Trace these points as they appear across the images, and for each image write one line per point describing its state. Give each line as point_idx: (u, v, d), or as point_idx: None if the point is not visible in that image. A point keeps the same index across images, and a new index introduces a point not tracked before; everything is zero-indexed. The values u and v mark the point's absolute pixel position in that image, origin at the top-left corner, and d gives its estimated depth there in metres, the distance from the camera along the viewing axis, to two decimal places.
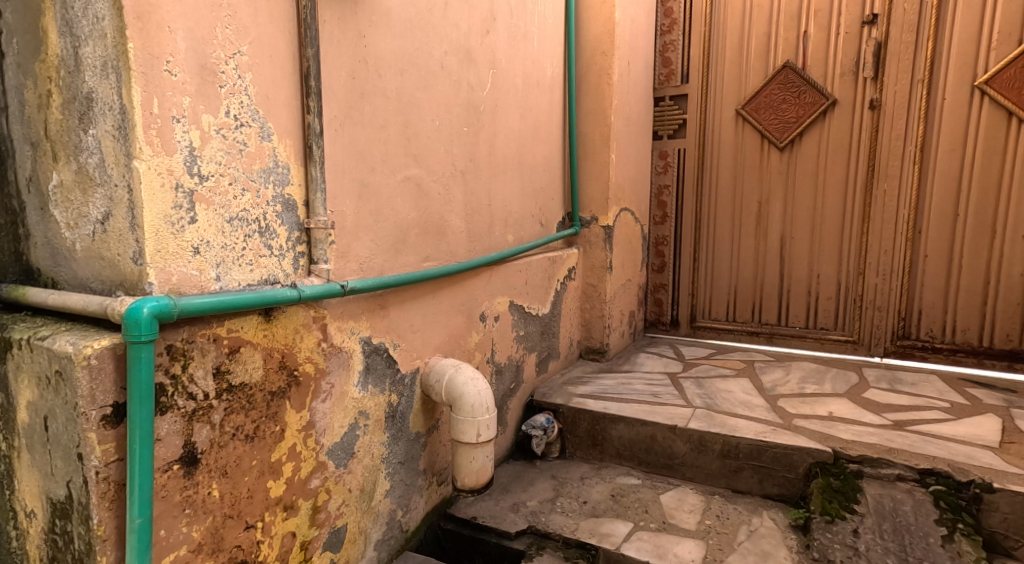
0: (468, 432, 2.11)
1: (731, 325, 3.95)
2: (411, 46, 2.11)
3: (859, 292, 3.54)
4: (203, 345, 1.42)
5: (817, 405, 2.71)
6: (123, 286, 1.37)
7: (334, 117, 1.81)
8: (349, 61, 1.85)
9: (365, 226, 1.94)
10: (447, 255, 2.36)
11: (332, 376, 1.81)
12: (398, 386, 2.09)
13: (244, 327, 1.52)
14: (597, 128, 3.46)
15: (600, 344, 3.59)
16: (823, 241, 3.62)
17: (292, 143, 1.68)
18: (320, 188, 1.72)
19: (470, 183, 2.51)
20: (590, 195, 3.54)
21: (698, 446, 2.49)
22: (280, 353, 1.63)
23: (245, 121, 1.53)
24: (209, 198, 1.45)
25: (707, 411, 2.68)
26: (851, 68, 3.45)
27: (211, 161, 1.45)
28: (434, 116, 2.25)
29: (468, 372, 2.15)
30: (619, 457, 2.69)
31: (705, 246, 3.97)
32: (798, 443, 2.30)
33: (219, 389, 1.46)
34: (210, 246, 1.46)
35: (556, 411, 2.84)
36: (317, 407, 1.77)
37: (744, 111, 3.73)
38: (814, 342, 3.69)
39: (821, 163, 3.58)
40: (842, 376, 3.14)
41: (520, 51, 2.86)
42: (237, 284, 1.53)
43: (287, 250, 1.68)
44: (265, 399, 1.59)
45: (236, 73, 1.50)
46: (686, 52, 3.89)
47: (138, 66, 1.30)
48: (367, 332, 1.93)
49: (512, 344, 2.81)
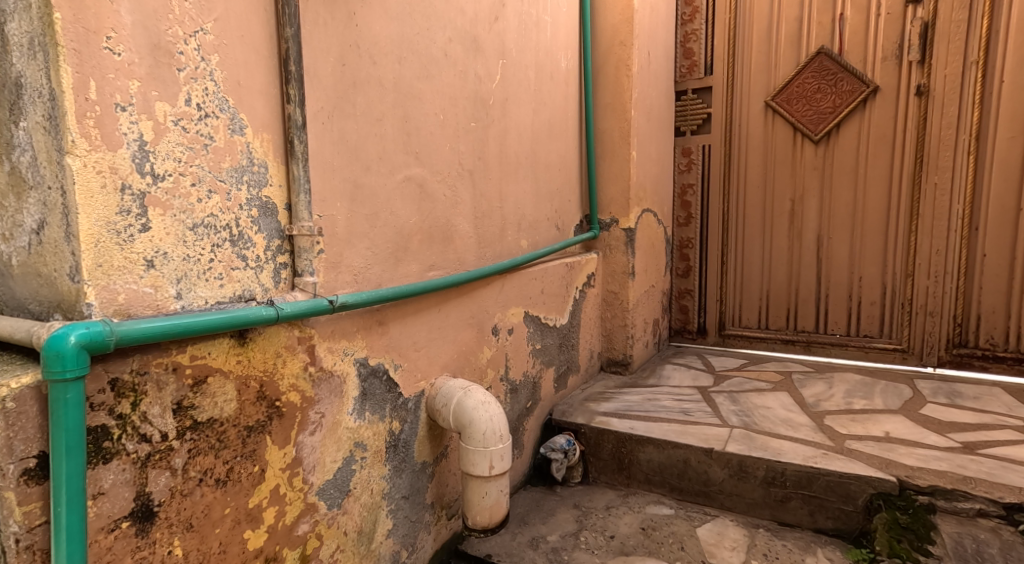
0: (479, 464, 1.87)
1: (764, 333, 3.67)
2: (410, 32, 1.88)
3: (907, 296, 3.26)
4: (159, 377, 1.19)
5: (870, 424, 2.43)
6: (61, 308, 1.14)
7: (320, 108, 1.58)
8: (337, 46, 1.63)
9: (360, 232, 1.71)
10: (455, 263, 2.12)
11: (322, 405, 1.58)
12: (401, 411, 1.85)
13: (213, 353, 1.29)
14: (616, 123, 3.22)
15: (623, 355, 3.33)
16: (866, 240, 3.34)
17: (269, 138, 1.45)
18: (304, 189, 1.49)
19: (479, 183, 2.27)
20: (610, 196, 3.29)
21: (738, 472, 2.23)
22: (258, 382, 1.40)
23: (210, 111, 1.31)
24: (167, 201, 1.23)
25: (746, 432, 2.42)
26: (893, 51, 3.18)
27: (168, 158, 1.23)
28: (438, 109, 2.02)
29: (479, 395, 1.90)
30: (649, 484, 2.43)
31: (734, 249, 3.71)
32: (855, 471, 2.04)
33: (180, 428, 1.23)
34: (167, 258, 1.23)
35: (577, 431, 2.59)
36: (305, 441, 1.53)
37: (775, 103, 3.48)
38: (857, 352, 3.41)
39: (861, 156, 3.31)
40: (893, 389, 2.86)
41: (532, 41, 2.62)
42: (204, 301, 1.30)
43: (265, 261, 1.45)
44: (240, 437, 1.36)
45: (199, 54, 1.28)
46: (710, 42, 3.64)
47: (68, 42, 1.07)
48: (363, 353, 1.70)
49: (529, 359, 2.56)
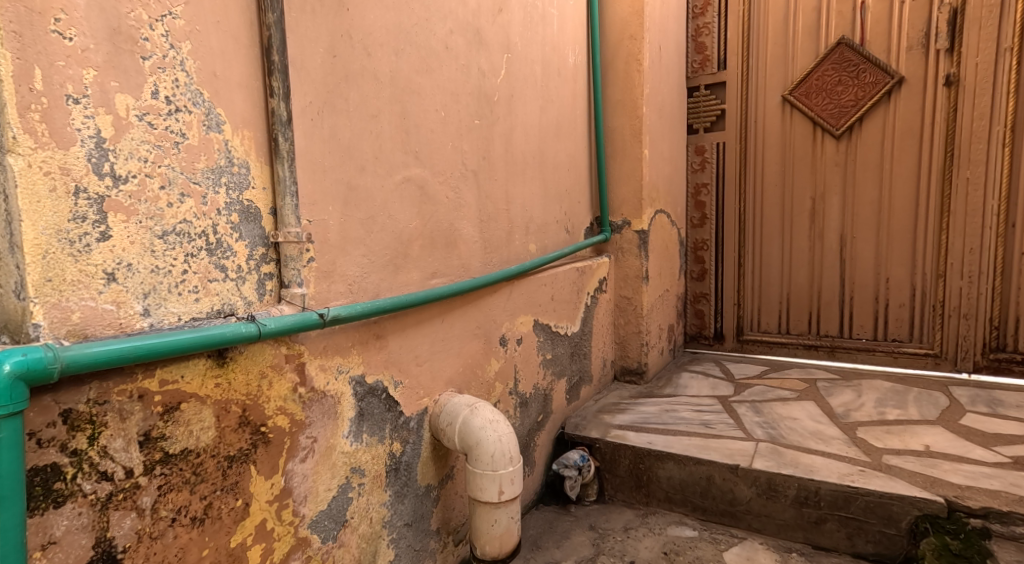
0: (488, 489, 1.72)
1: (785, 338, 3.50)
2: (408, 22, 1.74)
3: (939, 298, 3.09)
4: (122, 406, 1.05)
5: (908, 437, 2.28)
6: (6, 330, 0.99)
7: (309, 103, 1.44)
8: (327, 36, 1.48)
9: (355, 239, 1.57)
10: (460, 270, 1.97)
11: (314, 429, 1.43)
12: (402, 432, 1.71)
13: (186, 376, 1.15)
14: (628, 120, 3.06)
15: (637, 364, 3.17)
16: (892, 239, 3.18)
17: (251, 135, 1.32)
18: (290, 192, 1.36)
19: (484, 184, 2.13)
20: (621, 197, 3.14)
21: (767, 492, 2.07)
22: (241, 406, 1.25)
23: (181, 105, 1.17)
24: (131, 206, 1.09)
25: (773, 446, 2.26)
26: (920, 40, 3.03)
27: (132, 157, 1.09)
28: (439, 105, 1.88)
29: (486, 413, 1.76)
30: (670, 503, 2.27)
31: (752, 250, 3.55)
32: (897, 491, 1.88)
33: (149, 463, 1.09)
34: (131, 270, 1.09)
35: (591, 446, 2.43)
36: (295, 469, 1.38)
37: (792, 97, 3.33)
38: (885, 357, 3.24)
39: (886, 151, 3.15)
40: (927, 398, 2.70)
41: (538, 34, 2.48)
42: (176, 318, 1.16)
43: (248, 271, 1.31)
44: (220, 468, 1.22)
45: (167, 41, 1.14)
46: (723, 35, 3.50)
47: (8, 23, 0.94)
48: (359, 370, 1.55)
49: (539, 370, 2.41)
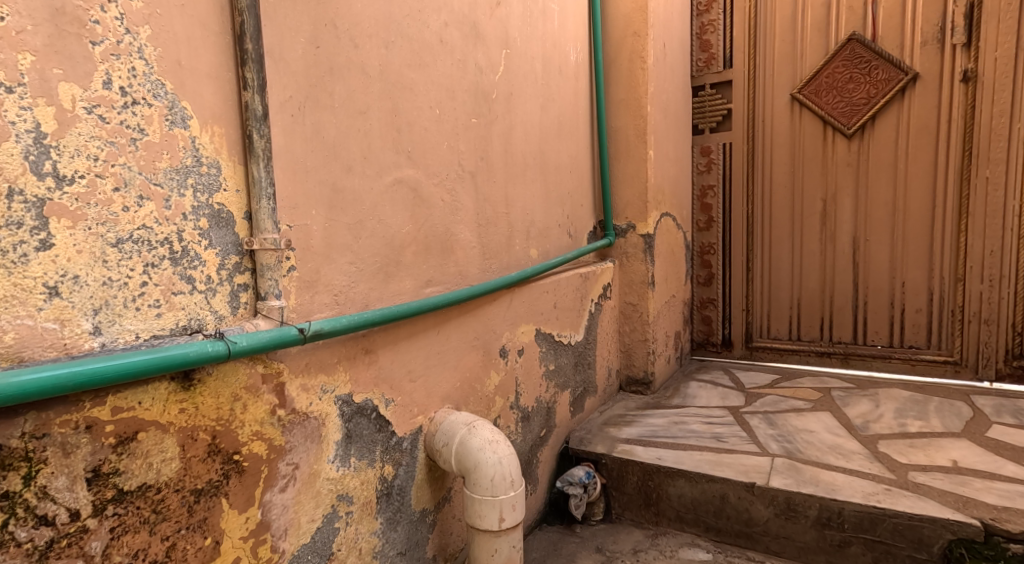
0: (487, 516, 1.58)
1: (796, 345, 3.37)
2: (399, 12, 1.62)
3: (958, 303, 2.96)
4: (65, 438, 0.92)
5: (934, 451, 2.14)
6: None
7: (289, 98, 1.32)
8: (309, 24, 1.36)
9: (342, 244, 1.44)
10: (456, 277, 1.84)
11: (296, 454, 1.29)
12: (394, 453, 1.57)
13: (145, 402, 1.02)
14: (631, 120, 2.94)
15: (644, 374, 3.04)
16: (908, 243, 3.05)
17: (223, 132, 1.19)
18: (267, 195, 1.23)
19: (482, 187, 2.00)
20: (625, 199, 3.01)
21: (786, 512, 1.94)
22: (210, 433, 1.12)
23: (138, 97, 1.05)
24: (78, 211, 0.97)
25: (791, 461, 2.13)
26: (935, 34, 2.91)
27: (79, 155, 0.97)
28: (433, 102, 1.75)
29: (485, 433, 1.63)
30: (681, 522, 2.14)
31: (761, 254, 3.42)
32: (928, 513, 1.75)
33: (99, 503, 0.96)
34: (78, 283, 0.96)
35: (597, 462, 2.30)
36: (274, 500, 1.25)
37: (802, 95, 3.20)
38: (902, 365, 3.11)
39: (900, 150, 3.03)
40: (949, 408, 2.56)
41: (539, 30, 2.36)
42: (133, 336, 1.04)
43: (219, 282, 1.18)
44: (185, 504, 1.09)
45: (122, 25, 1.02)
46: (729, 33, 3.38)
47: None
48: (346, 389, 1.42)
49: (541, 382, 2.28)
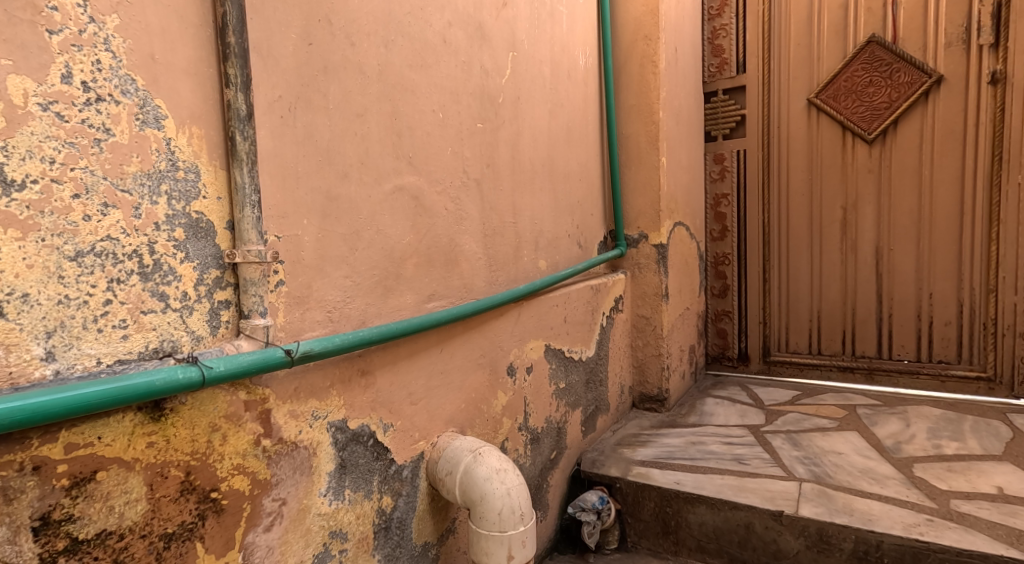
0: (495, 554, 1.45)
1: (816, 359, 3.23)
2: (399, 10, 1.51)
3: (991, 316, 2.82)
4: (8, 482, 0.82)
5: (975, 476, 2.00)
6: None
7: (278, 97, 1.20)
8: (301, 19, 1.25)
9: (336, 256, 1.32)
10: (460, 291, 1.72)
11: (283, 488, 1.17)
12: (394, 483, 1.45)
13: (106, 437, 0.91)
14: (642, 126, 2.82)
15: (658, 390, 2.90)
16: (935, 252, 2.91)
17: (203, 133, 1.08)
18: (252, 204, 1.12)
19: (489, 195, 1.88)
20: (637, 208, 2.89)
21: (818, 544, 1.79)
22: (183, 469, 1.00)
23: (102, 91, 0.94)
24: (28, 220, 0.86)
25: (820, 486, 1.98)
26: (960, 35, 2.78)
27: (31, 157, 0.86)
28: (436, 105, 1.64)
29: (492, 461, 1.50)
30: (702, 553, 2.00)
31: (778, 264, 3.29)
32: (978, 548, 1.61)
33: (48, 555, 0.85)
34: (28, 302, 0.86)
35: (611, 486, 2.16)
36: (257, 541, 1.12)
37: (819, 99, 3.08)
38: (931, 381, 2.96)
39: (925, 155, 2.89)
40: (986, 428, 2.41)
41: (546, 33, 2.25)
42: (94, 362, 0.92)
43: (197, 299, 1.06)
44: (153, 551, 0.97)
45: (85, 13, 0.92)
46: (742, 37, 3.26)
47: None
48: (340, 414, 1.29)
49: (551, 401, 2.15)
